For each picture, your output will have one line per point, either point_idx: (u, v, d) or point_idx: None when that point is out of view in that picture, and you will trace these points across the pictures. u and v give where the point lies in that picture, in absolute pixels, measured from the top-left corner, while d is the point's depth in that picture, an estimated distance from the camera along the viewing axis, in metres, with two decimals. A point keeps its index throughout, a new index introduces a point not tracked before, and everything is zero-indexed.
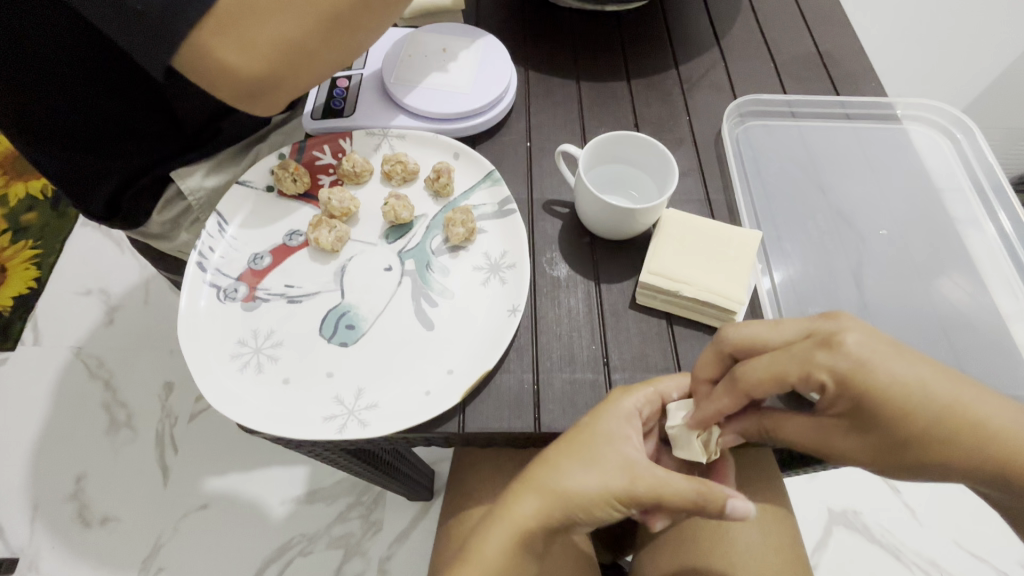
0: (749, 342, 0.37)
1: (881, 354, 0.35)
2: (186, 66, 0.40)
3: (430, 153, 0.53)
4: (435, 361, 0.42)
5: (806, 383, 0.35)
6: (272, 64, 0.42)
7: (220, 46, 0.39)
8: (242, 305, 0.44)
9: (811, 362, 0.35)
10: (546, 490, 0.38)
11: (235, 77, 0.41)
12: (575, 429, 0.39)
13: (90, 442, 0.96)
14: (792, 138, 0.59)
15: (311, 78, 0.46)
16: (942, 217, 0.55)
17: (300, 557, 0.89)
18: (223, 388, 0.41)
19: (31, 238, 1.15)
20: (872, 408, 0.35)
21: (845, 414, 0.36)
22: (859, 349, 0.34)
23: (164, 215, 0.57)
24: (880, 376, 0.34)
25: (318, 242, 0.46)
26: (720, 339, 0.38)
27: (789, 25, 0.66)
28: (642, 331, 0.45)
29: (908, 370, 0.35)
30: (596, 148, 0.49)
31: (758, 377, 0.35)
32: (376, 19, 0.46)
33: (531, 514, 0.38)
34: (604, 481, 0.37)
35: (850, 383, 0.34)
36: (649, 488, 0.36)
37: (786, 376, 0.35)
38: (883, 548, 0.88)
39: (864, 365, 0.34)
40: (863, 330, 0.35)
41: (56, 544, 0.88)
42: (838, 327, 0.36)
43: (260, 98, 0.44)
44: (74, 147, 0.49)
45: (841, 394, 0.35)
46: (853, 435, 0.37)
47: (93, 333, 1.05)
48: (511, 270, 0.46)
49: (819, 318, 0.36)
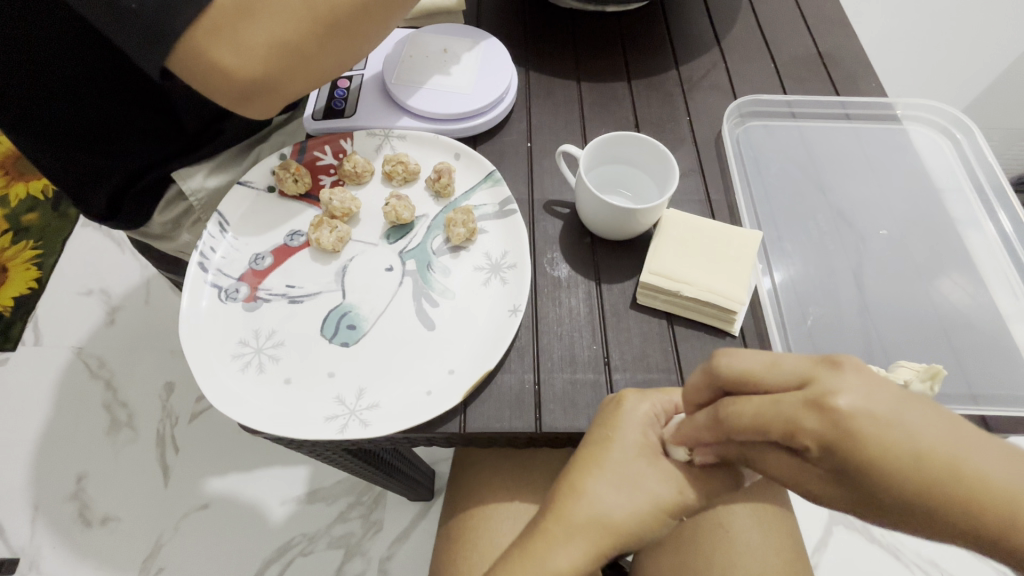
0: (743, 371, 0.27)
1: (878, 416, 0.25)
2: (180, 68, 0.40)
3: (431, 153, 0.53)
4: (436, 361, 0.42)
5: (789, 444, 0.26)
6: (268, 66, 0.42)
7: (214, 49, 0.39)
8: (243, 306, 0.44)
9: (796, 422, 0.25)
10: (592, 521, 0.34)
11: (230, 79, 0.41)
12: (602, 444, 0.36)
13: (90, 442, 0.96)
14: (792, 138, 0.59)
15: (305, 81, 0.46)
16: (942, 217, 0.55)
17: (300, 557, 0.89)
18: (225, 388, 0.41)
19: (32, 238, 1.15)
20: (864, 475, 0.25)
21: (831, 472, 0.26)
22: (854, 409, 0.24)
23: (165, 215, 0.57)
24: (875, 440, 0.24)
25: (319, 242, 0.46)
26: (712, 366, 0.29)
27: (790, 26, 0.66)
28: (642, 331, 0.45)
29: (905, 435, 0.25)
30: (596, 148, 0.49)
31: (742, 423, 0.27)
32: (370, 21, 0.46)
33: (581, 557, 0.34)
34: (656, 494, 0.35)
35: (836, 448, 0.25)
36: (693, 494, 0.35)
37: (767, 428, 0.26)
38: (883, 549, 0.88)
39: (856, 423, 0.24)
40: (861, 380, 0.25)
41: (57, 544, 0.88)
42: (836, 381, 0.25)
43: (256, 99, 0.44)
44: (76, 146, 0.49)
45: (823, 454, 0.25)
46: (836, 491, 0.27)
47: (93, 333, 1.05)
48: (511, 270, 0.46)
49: (821, 363, 0.26)
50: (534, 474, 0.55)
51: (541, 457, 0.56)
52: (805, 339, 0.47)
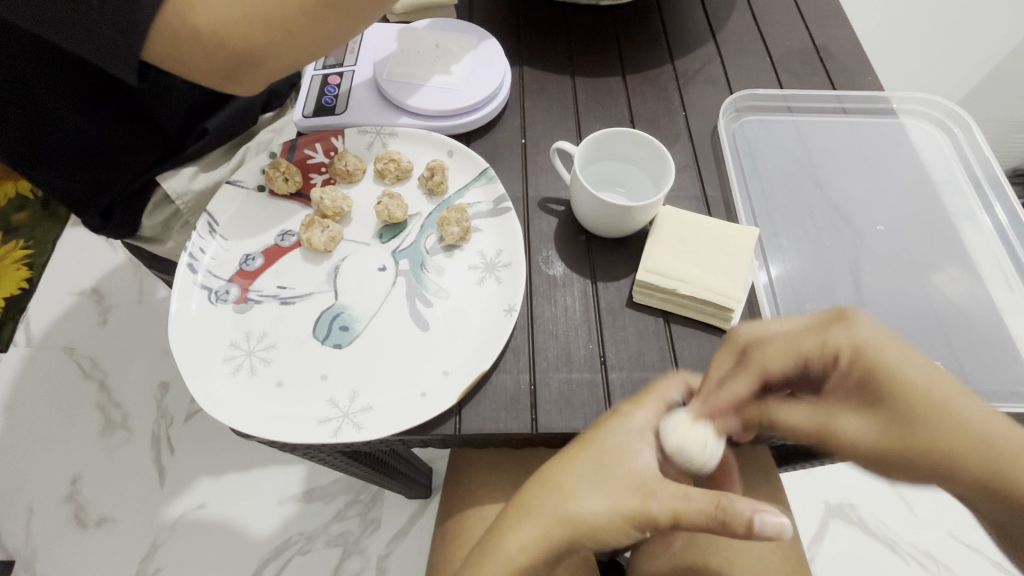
0: (770, 327, 0.36)
1: (896, 354, 0.33)
2: (157, 60, 0.41)
3: (423, 151, 0.52)
4: (431, 361, 0.42)
5: (823, 359, 0.34)
6: (236, 46, 0.40)
7: (179, 35, 0.39)
8: (233, 308, 0.44)
9: (829, 347, 0.34)
10: (548, 510, 0.36)
11: (203, 60, 0.41)
12: (570, 453, 0.38)
13: (85, 443, 0.95)
14: (789, 133, 0.59)
15: (297, 60, 0.45)
16: (938, 210, 0.55)
17: (299, 555, 0.88)
18: (215, 391, 0.40)
19: (22, 239, 1.14)
20: (885, 395, 0.32)
21: (852, 397, 0.33)
22: (874, 337, 0.33)
23: (154, 218, 0.56)
24: (890, 369, 0.32)
25: (311, 242, 0.46)
26: (732, 338, 0.37)
27: (785, 20, 0.65)
28: (637, 330, 0.45)
29: (928, 373, 0.32)
30: (592, 144, 0.49)
31: (774, 351, 0.35)
32: (374, 6, 0.45)
33: (531, 543, 0.36)
34: (610, 501, 0.35)
35: (868, 361, 0.33)
36: (662, 509, 0.33)
37: (803, 353, 0.35)
38: (878, 540, 0.89)
39: (868, 344, 0.33)
40: (866, 326, 0.34)
41: (54, 545, 0.88)
42: (848, 330, 0.34)
43: (240, 78, 0.44)
44: (49, 158, 0.48)
45: (858, 379, 0.33)
46: (868, 435, 0.32)
47: (86, 334, 1.05)
48: (506, 269, 0.46)
49: (833, 317, 0.35)
50: (531, 473, 0.55)
51: (539, 456, 0.56)
52: None
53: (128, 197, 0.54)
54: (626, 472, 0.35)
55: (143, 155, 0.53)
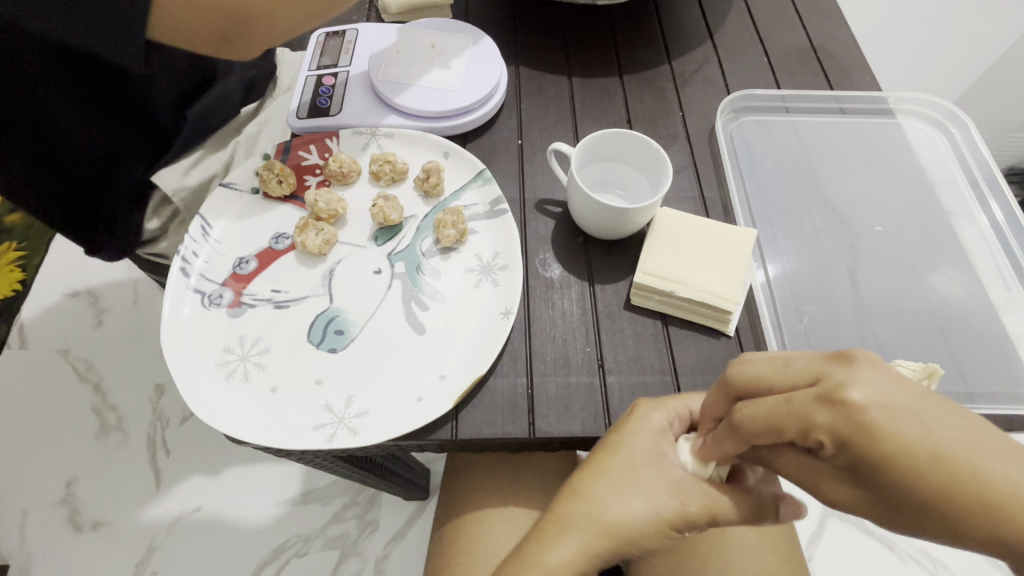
0: (763, 385, 0.28)
1: (898, 409, 0.24)
2: (164, 38, 0.42)
3: (418, 152, 0.52)
4: (428, 366, 0.41)
5: (804, 442, 0.26)
6: (227, 9, 0.41)
7: (177, 11, 0.40)
8: (227, 312, 0.43)
9: (808, 418, 0.25)
10: (587, 521, 0.34)
11: (201, 31, 0.42)
12: (604, 452, 0.36)
13: (80, 446, 0.95)
14: (787, 133, 0.59)
15: (290, 23, 0.45)
16: (935, 209, 0.55)
17: (296, 558, 0.88)
18: (208, 399, 0.40)
19: (14, 239, 1.13)
20: (878, 476, 0.25)
21: (846, 472, 0.26)
22: (867, 400, 0.24)
23: (153, 221, 0.58)
24: (891, 438, 0.24)
25: (305, 245, 0.45)
26: (728, 374, 0.30)
27: (782, 20, 0.65)
28: (638, 411, 0.37)
29: (924, 429, 0.24)
30: (589, 145, 0.48)
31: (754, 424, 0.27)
32: None
33: (575, 555, 0.33)
34: (648, 503, 0.34)
35: (850, 442, 0.24)
36: (701, 508, 0.33)
37: (781, 427, 0.26)
38: (876, 540, 0.89)
39: (870, 417, 0.24)
40: (878, 375, 0.25)
41: (49, 548, 0.87)
42: (849, 375, 0.25)
43: (236, 42, 0.45)
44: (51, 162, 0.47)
45: (837, 453, 0.25)
46: (855, 494, 0.26)
47: (81, 336, 1.04)
48: (503, 271, 0.45)
49: (830, 358, 0.26)
50: (530, 476, 0.55)
51: (537, 459, 0.56)
52: (801, 339, 0.46)
53: (125, 203, 0.54)
54: (661, 466, 0.34)
55: (134, 155, 0.53)
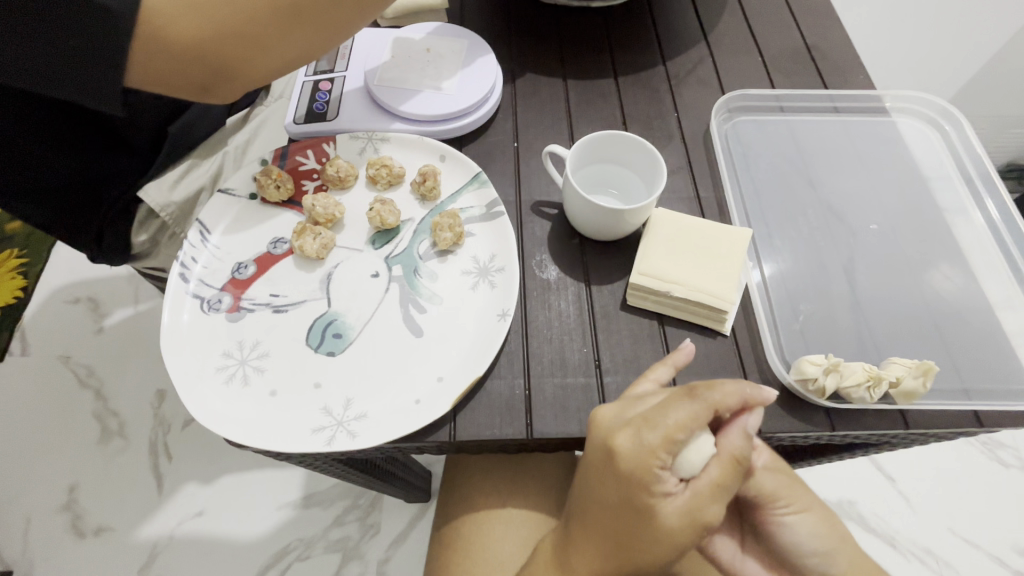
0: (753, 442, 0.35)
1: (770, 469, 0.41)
2: (139, 84, 0.42)
3: (416, 155, 0.52)
4: (425, 368, 0.42)
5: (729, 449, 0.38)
6: (207, 59, 0.42)
7: (154, 58, 0.40)
8: (226, 316, 0.44)
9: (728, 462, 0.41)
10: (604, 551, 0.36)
11: (178, 77, 0.42)
12: (604, 498, 0.36)
13: (82, 452, 0.95)
14: (781, 132, 0.59)
15: (271, 73, 0.46)
16: (929, 206, 0.55)
17: (298, 562, 0.88)
18: (209, 405, 0.40)
19: (16, 246, 1.13)
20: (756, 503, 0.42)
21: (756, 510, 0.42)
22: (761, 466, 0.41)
23: (142, 235, 0.57)
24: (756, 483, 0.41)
25: (303, 250, 0.45)
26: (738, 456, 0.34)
27: (777, 19, 0.65)
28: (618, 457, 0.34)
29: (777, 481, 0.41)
30: (584, 147, 0.49)
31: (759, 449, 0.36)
32: (353, 23, 0.47)
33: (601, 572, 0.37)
34: (674, 536, 0.34)
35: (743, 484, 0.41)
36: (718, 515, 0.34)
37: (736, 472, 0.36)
38: (878, 537, 0.89)
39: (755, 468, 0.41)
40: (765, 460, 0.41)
41: (52, 554, 0.87)
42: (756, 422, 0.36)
43: (216, 90, 0.45)
44: (22, 187, 0.50)
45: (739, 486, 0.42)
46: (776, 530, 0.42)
47: (81, 342, 1.04)
48: (500, 273, 0.46)
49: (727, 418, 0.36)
50: (529, 476, 0.55)
51: (537, 460, 0.56)
52: (798, 338, 0.46)
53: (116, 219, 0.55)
54: (674, 511, 0.34)
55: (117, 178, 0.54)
